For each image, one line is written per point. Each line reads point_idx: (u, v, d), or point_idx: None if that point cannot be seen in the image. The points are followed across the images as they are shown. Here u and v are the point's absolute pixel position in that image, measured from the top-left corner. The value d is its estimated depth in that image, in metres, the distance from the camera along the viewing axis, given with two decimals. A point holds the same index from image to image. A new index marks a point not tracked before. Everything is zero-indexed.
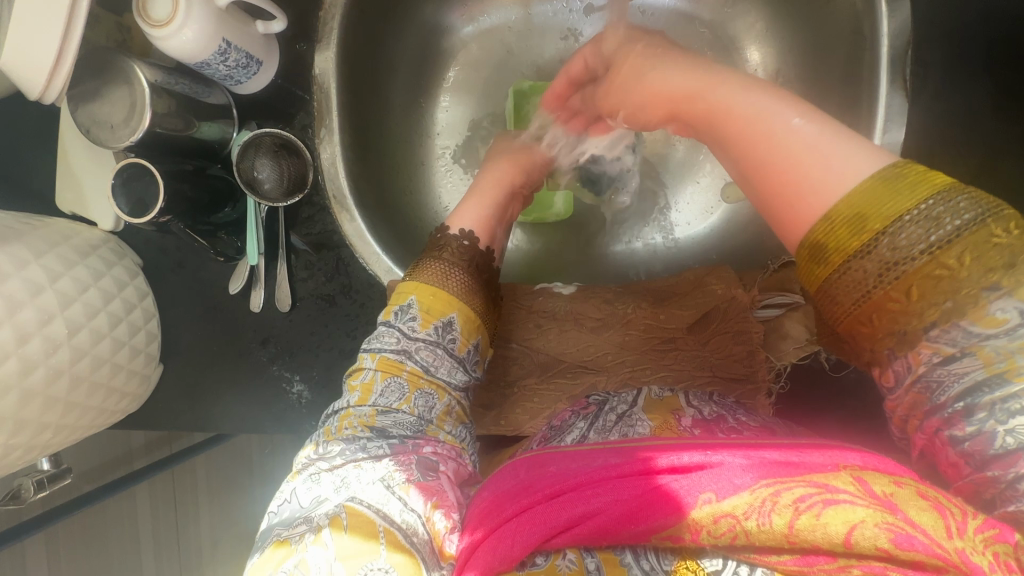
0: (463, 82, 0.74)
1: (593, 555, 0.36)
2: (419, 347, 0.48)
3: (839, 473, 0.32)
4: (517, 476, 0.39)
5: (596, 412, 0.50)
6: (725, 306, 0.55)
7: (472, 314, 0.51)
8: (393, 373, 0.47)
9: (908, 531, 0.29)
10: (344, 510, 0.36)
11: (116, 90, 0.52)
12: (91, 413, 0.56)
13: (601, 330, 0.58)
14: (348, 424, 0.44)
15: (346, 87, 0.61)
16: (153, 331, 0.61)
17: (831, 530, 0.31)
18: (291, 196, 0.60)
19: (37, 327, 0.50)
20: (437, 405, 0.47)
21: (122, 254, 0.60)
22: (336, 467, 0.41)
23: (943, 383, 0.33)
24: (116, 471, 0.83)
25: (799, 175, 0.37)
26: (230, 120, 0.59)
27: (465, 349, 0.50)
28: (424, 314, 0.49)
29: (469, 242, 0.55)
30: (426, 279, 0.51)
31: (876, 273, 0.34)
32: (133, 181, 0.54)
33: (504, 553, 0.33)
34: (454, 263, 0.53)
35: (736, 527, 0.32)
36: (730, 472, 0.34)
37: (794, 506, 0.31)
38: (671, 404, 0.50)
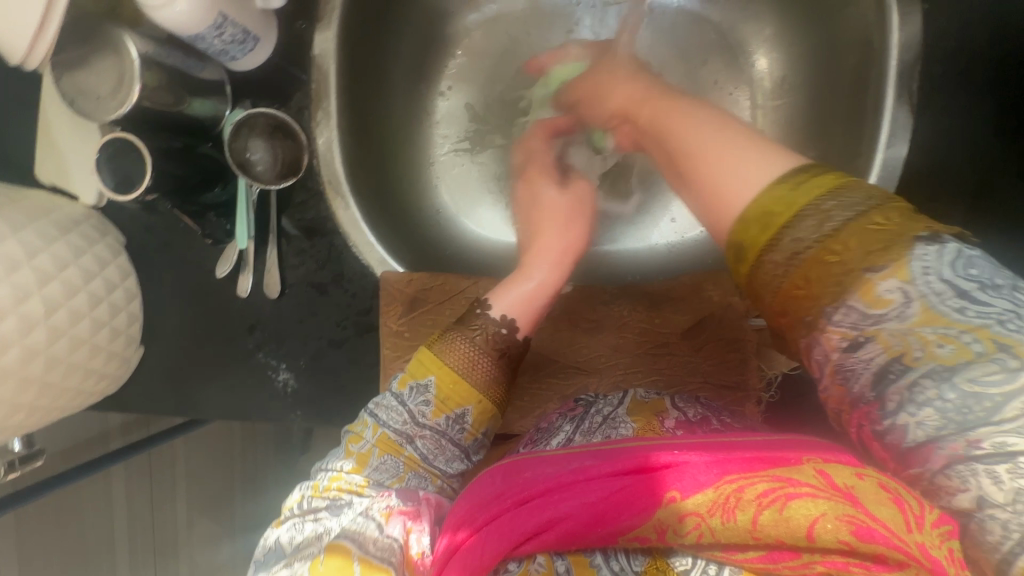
0: (466, 70, 0.72)
1: (564, 558, 0.35)
2: (423, 434, 0.45)
3: (801, 468, 0.31)
4: (493, 486, 0.35)
5: (581, 415, 0.49)
6: (721, 312, 0.56)
7: (489, 406, 0.46)
8: (391, 451, 0.44)
9: (867, 524, 0.28)
10: (322, 551, 0.36)
11: (102, 59, 0.50)
12: (67, 394, 0.54)
13: (596, 331, 0.57)
14: (335, 487, 0.42)
15: (344, 69, 0.59)
16: (134, 312, 0.59)
17: (793, 524, 0.30)
18: (284, 179, 0.59)
19: (12, 305, 0.48)
20: (430, 488, 0.44)
21: (105, 231, 0.58)
22: (320, 517, 0.39)
23: (854, 373, 0.34)
24: (91, 452, 0.81)
25: (709, 175, 0.41)
26: (224, 98, 0.58)
27: (472, 438, 0.46)
28: (437, 402, 0.45)
29: (508, 330, 0.49)
30: (451, 362, 0.46)
31: (783, 261, 0.37)
32: (119, 156, 0.52)
33: (473, 564, 0.32)
34: (485, 352, 0.48)
35: (701, 526, 0.32)
36: (694, 469, 0.33)
37: (757, 501, 0.30)
38: (657, 407, 0.49)
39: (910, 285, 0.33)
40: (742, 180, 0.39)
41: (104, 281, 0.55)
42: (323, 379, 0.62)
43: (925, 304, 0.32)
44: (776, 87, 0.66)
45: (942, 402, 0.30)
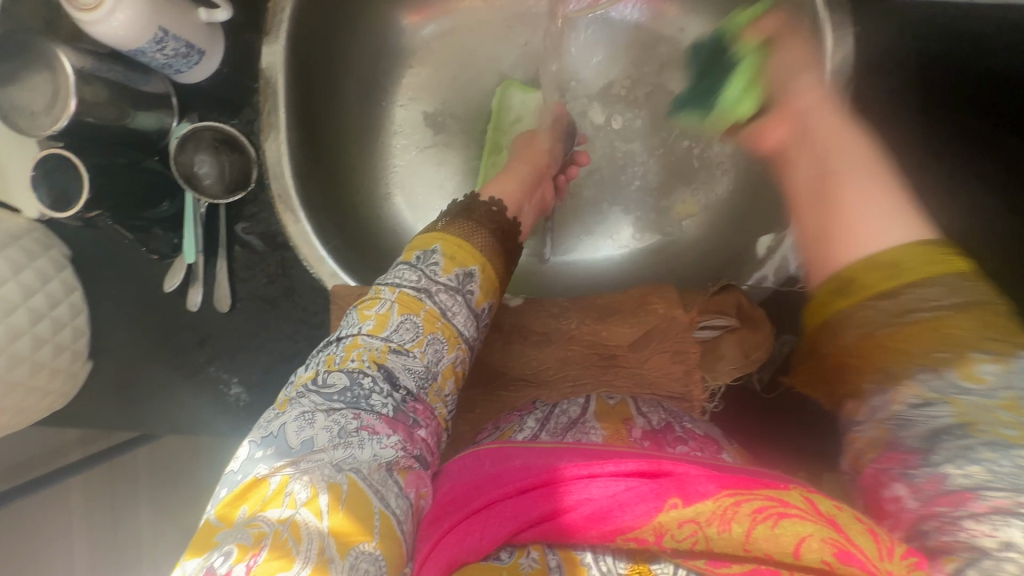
0: (422, 81, 0.72)
1: (555, 553, 0.41)
2: (439, 289, 0.46)
3: (791, 491, 0.34)
4: (482, 468, 0.41)
5: (547, 416, 0.52)
6: (665, 325, 0.57)
7: (495, 275, 0.50)
8: (411, 310, 0.44)
9: (847, 548, 0.31)
10: (346, 482, 0.34)
11: (35, 73, 0.48)
12: (8, 413, 0.54)
13: (543, 344, 0.58)
14: (354, 356, 0.41)
15: (294, 81, 0.59)
16: (80, 327, 0.58)
17: (782, 540, 0.33)
18: (234, 193, 0.58)
19: None
20: (445, 358, 0.44)
21: (48, 245, 0.57)
22: (334, 411, 0.38)
23: (911, 423, 0.33)
24: (46, 464, 0.79)
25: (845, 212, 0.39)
26: (170, 110, 0.57)
27: (482, 304, 0.48)
28: (447, 260, 0.48)
29: (498, 209, 0.56)
30: (451, 233, 0.50)
31: (886, 313, 0.36)
32: (56, 172, 0.50)
33: (473, 545, 0.37)
34: (483, 224, 0.53)
35: (697, 532, 0.35)
36: (696, 480, 0.36)
37: (751, 516, 0.34)
38: (623, 413, 0.52)
39: (1012, 376, 0.32)
40: (863, 235, 0.38)
41: (46, 297, 0.55)
42: (276, 392, 0.62)
43: (1016, 397, 0.31)
44: None
45: (995, 465, 0.29)
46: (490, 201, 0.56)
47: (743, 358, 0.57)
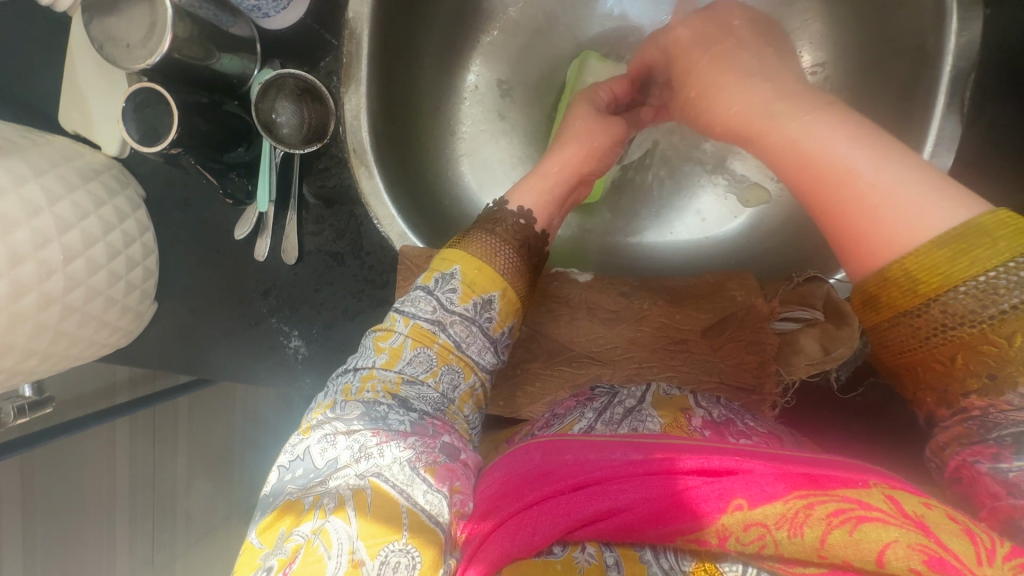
0: (498, 47, 0.70)
1: (613, 550, 0.35)
2: (453, 320, 0.46)
3: (871, 490, 0.32)
4: (532, 461, 0.40)
5: (604, 406, 0.49)
6: (743, 314, 0.54)
7: (514, 297, 0.50)
8: (423, 343, 0.45)
9: (940, 554, 0.29)
10: (368, 486, 0.35)
11: (136, 7, 0.48)
12: (79, 344, 0.54)
13: (614, 323, 0.56)
14: (369, 387, 0.42)
15: (378, 34, 0.57)
16: (150, 267, 0.59)
17: (863, 547, 0.30)
18: (310, 144, 0.57)
19: (31, 250, 0.47)
20: (462, 385, 0.45)
21: (125, 183, 0.57)
22: (353, 432, 0.38)
23: (996, 425, 0.34)
24: (98, 402, 0.80)
25: (860, 218, 0.37)
26: (253, 56, 0.56)
27: (500, 330, 0.48)
28: (465, 287, 0.47)
29: (525, 222, 0.54)
30: (473, 252, 0.49)
31: (925, 332, 0.35)
32: (146, 107, 0.51)
33: (526, 541, 0.33)
34: (505, 241, 0.51)
35: (766, 536, 0.32)
36: (761, 479, 0.34)
37: (827, 520, 0.31)
38: (681, 403, 0.50)
39: None
40: (892, 225, 0.35)
41: (123, 234, 0.55)
42: (335, 349, 0.61)
43: None
44: None
45: None
46: (518, 212, 0.54)
47: (823, 355, 0.54)
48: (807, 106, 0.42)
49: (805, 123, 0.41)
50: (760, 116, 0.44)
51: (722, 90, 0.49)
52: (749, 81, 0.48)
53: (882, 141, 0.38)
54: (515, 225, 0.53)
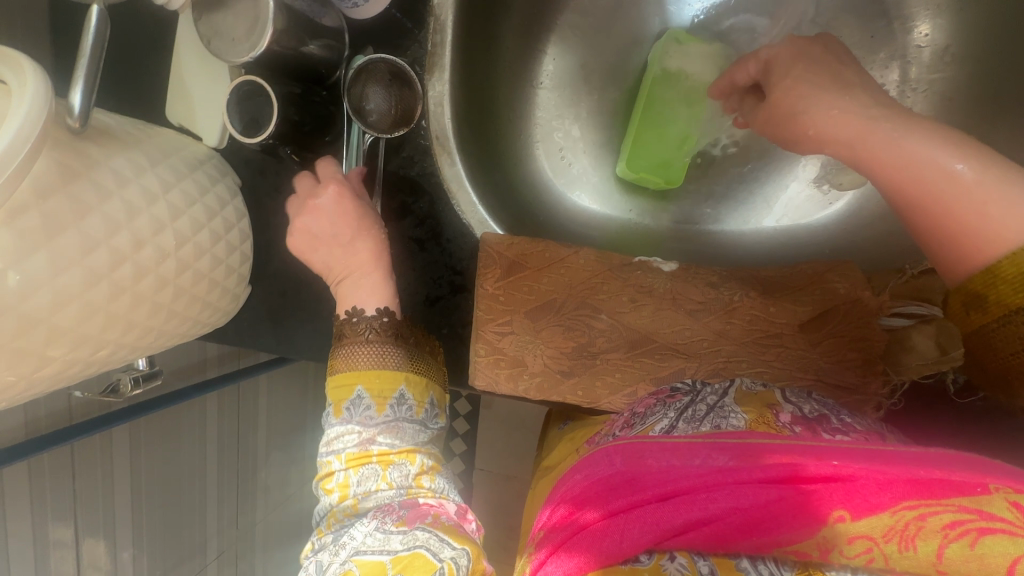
0: (577, 27, 0.68)
1: (706, 560, 0.35)
2: (379, 431, 0.50)
3: (992, 498, 0.30)
4: (613, 466, 0.39)
5: (686, 402, 0.48)
6: (846, 307, 0.51)
7: (419, 375, 0.53)
8: (364, 463, 0.50)
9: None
10: (354, 564, 0.44)
11: (240, 1, 0.50)
12: (186, 322, 0.58)
13: (702, 314, 0.54)
14: (336, 519, 0.49)
15: (463, 20, 0.58)
16: (246, 252, 0.62)
17: (986, 560, 0.30)
18: (397, 130, 0.58)
19: (150, 235, 0.50)
20: (411, 471, 0.50)
21: (225, 172, 0.60)
22: (335, 541, 0.47)
23: None
24: (193, 376, 0.86)
25: (965, 223, 0.39)
26: (341, 45, 0.58)
27: (423, 410, 0.53)
28: (376, 399, 0.51)
29: (389, 318, 0.55)
30: (364, 367, 0.52)
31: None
32: (249, 98, 0.52)
33: (614, 549, 0.34)
34: (380, 341, 0.53)
35: (873, 549, 0.32)
36: (865, 488, 0.32)
37: (943, 532, 0.30)
38: (767, 398, 0.47)
39: None
40: (1008, 225, 0.37)
41: (224, 220, 0.58)
42: None
43: None
44: (936, 60, 0.63)
45: None
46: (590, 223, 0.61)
47: (938, 355, 0.49)
48: (892, 113, 0.43)
49: (896, 130, 0.42)
50: (846, 125, 0.44)
51: (799, 110, 0.47)
52: (833, 94, 0.46)
53: (977, 148, 0.40)
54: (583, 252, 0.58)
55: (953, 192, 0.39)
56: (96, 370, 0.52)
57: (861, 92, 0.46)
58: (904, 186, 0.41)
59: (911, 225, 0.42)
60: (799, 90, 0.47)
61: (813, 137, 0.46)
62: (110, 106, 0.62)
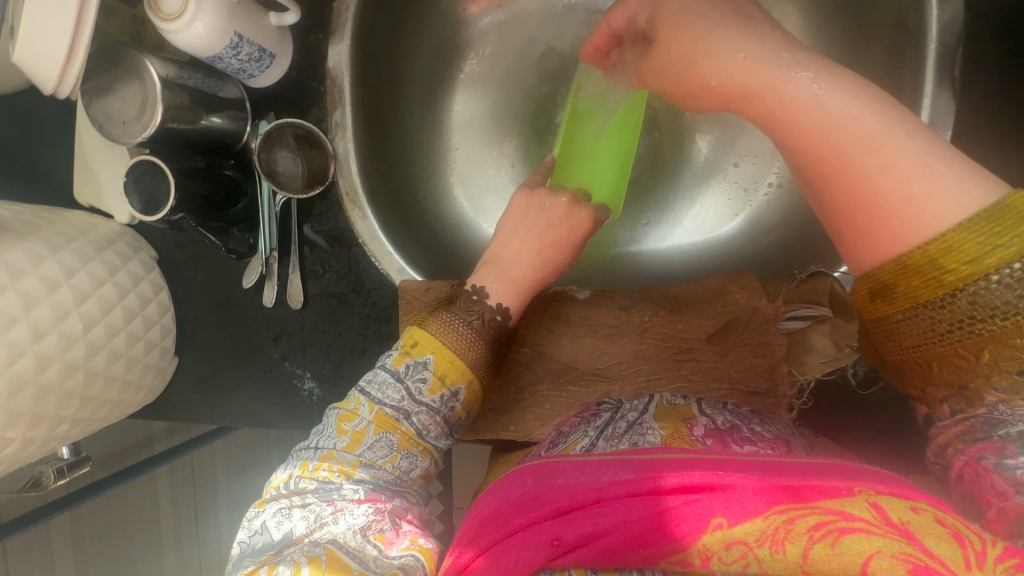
0: (480, 73, 0.71)
1: (598, 573, 0.34)
2: (419, 410, 0.46)
3: (855, 500, 0.32)
4: (524, 484, 0.40)
5: (606, 421, 0.49)
6: (747, 316, 0.54)
7: (478, 389, 0.49)
8: (386, 429, 0.45)
9: (926, 562, 0.28)
10: (325, 552, 0.36)
11: (128, 85, 0.52)
12: (106, 405, 0.56)
13: (615, 337, 0.56)
14: (326, 467, 0.43)
15: (359, 80, 0.59)
16: (167, 325, 0.61)
17: (847, 560, 0.30)
18: (311, 188, 0.59)
19: (52, 323, 0.49)
20: (419, 467, 0.46)
21: (138, 248, 0.60)
22: (308, 504, 0.40)
23: (1002, 422, 0.34)
24: (133, 456, 0.83)
25: (881, 201, 0.36)
26: (244, 114, 0.59)
27: (461, 415, 0.48)
28: (436, 378, 0.47)
29: (501, 318, 0.52)
30: (446, 342, 0.48)
31: (949, 323, 0.33)
32: (145, 177, 0.53)
33: (508, 566, 0.33)
34: (469, 319, 0.50)
35: (748, 554, 0.31)
36: (741, 496, 0.33)
37: (808, 534, 0.31)
38: (684, 413, 0.49)
39: None
40: (919, 211, 0.34)
41: (138, 296, 0.58)
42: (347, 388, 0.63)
43: None
44: None
45: None
46: (496, 309, 0.52)
47: (835, 351, 0.53)
48: (814, 64, 0.40)
49: (822, 88, 0.38)
50: (753, 70, 0.41)
51: (698, 58, 0.44)
52: (738, 35, 0.43)
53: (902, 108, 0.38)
54: (478, 348, 0.49)
55: (880, 166, 0.36)
56: (8, 468, 0.50)
57: (765, 39, 0.42)
58: (821, 164, 0.38)
59: (824, 198, 0.39)
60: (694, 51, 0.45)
61: (721, 87, 0.43)
62: (19, 195, 0.62)
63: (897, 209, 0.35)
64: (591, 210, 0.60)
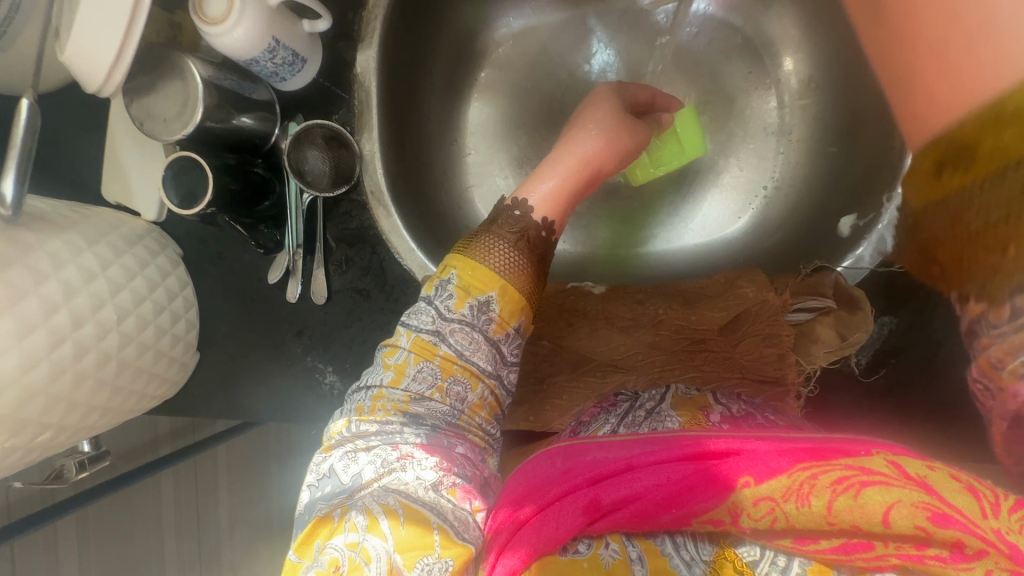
0: (494, 82, 0.74)
1: (635, 544, 0.38)
2: (453, 328, 0.46)
3: (874, 457, 0.36)
4: (555, 465, 0.42)
5: (625, 410, 0.52)
6: (757, 308, 0.56)
7: (516, 295, 0.47)
8: (426, 357, 0.45)
9: (944, 510, 0.32)
10: (399, 504, 0.38)
11: (169, 86, 0.54)
12: (133, 397, 0.57)
13: (632, 330, 0.58)
14: (381, 407, 0.44)
15: (385, 85, 0.62)
16: (192, 319, 0.62)
17: (869, 509, 0.34)
18: (338, 187, 0.62)
19: (90, 312, 0.50)
20: (471, 397, 0.46)
21: (165, 244, 0.61)
22: (373, 447, 0.42)
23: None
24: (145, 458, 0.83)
25: (957, 42, 0.31)
26: (273, 116, 0.61)
27: (502, 332, 0.47)
28: (461, 291, 0.46)
29: (521, 212, 0.51)
30: (472, 255, 0.48)
31: (1016, 189, 0.37)
32: (182, 174, 0.55)
33: (551, 534, 0.36)
34: (503, 236, 0.49)
35: (776, 508, 0.35)
36: (765, 458, 0.37)
37: (832, 487, 0.35)
38: (700, 402, 0.52)
39: None
40: (1011, 62, 0.30)
41: (166, 290, 0.59)
42: None
43: None
44: (803, 87, 0.67)
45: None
46: (541, 224, 0.51)
47: (840, 341, 0.56)
48: None
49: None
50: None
51: None
52: None
53: None
54: (510, 258, 0.48)
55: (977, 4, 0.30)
56: (39, 456, 0.51)
57: None
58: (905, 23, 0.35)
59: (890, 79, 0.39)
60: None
61: None
62: (47, 193, 0.63)
63: (954, 86, 0.33)
64: (618, 135, 0.56)
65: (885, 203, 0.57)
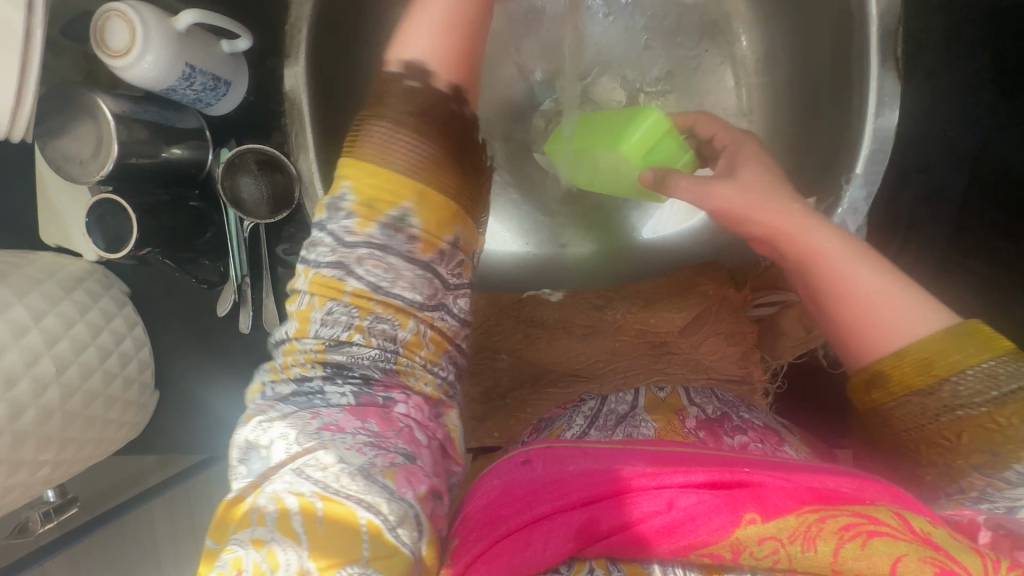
0: None
1: (619, 566, 0.36)
2: (360, 255, 0.41)
3: (880, 507, 0.32)
4: (535, 472, 0.39)
5: (596, 412, 0.49)
6: (717, 305, 0.56)
7: (440, 201, 0.43)
8: (328, 294, 0.41)
9: (950, 567, 0.29)
10: (318, 498, 0.35)
11: (83, 124, 0.51)
12: (88, 445, 0.56)
13: (592, 336, 0.57)
14: (295, 362, 0.41)
15: (318, 97, 0.57)
16: (145, 359, 0.61)
17: (876, 562, 0.30)
18: (278, 213, 0.59)
19: (24, 368, 0.49)
20: (397, 333, 0.42)
21: (109, 284, 0.60)
22: (292, 414, 0.40)
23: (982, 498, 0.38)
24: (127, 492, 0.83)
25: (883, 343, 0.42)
26: (205, 143, 0.58)
27: (422, 246, 0.42)
28: (363, 210, 0.41)
29: (454, 106, 0.45)
30: (370, 159, 0.42)
31: (934, 411, 0.40)
32: (108, 216, 0.54)
33: (535, 556, 0.34)
34: (402, 127, 0.43)
35: (780, 550, 0.32)
36: (774, 493, 0.34)
37: (840, 533, 0.31)
38: (675, 404, 0.49)
39: None
40: (894, 319, 0.42)
41: (112, 333, 0.57)
42: None
43: None
44: (760, 65, 0.64)
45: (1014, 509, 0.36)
46: (447, 95, 0.45)
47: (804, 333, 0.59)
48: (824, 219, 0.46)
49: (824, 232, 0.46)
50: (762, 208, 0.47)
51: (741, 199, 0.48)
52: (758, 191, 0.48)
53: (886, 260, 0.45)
54: (416, 148, 0.43)
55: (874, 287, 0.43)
56: None
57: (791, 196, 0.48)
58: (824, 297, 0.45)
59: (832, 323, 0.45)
60: (770, 204, 0.47)
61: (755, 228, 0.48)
62: None
63: (870, 334, 0.43)
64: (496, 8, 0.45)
65: (846, 185, 0.53)
